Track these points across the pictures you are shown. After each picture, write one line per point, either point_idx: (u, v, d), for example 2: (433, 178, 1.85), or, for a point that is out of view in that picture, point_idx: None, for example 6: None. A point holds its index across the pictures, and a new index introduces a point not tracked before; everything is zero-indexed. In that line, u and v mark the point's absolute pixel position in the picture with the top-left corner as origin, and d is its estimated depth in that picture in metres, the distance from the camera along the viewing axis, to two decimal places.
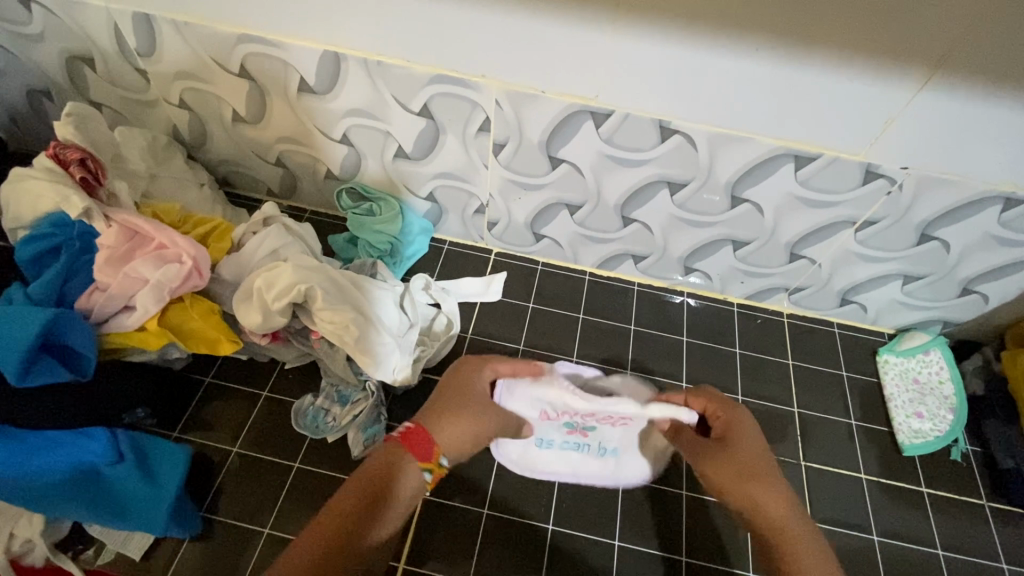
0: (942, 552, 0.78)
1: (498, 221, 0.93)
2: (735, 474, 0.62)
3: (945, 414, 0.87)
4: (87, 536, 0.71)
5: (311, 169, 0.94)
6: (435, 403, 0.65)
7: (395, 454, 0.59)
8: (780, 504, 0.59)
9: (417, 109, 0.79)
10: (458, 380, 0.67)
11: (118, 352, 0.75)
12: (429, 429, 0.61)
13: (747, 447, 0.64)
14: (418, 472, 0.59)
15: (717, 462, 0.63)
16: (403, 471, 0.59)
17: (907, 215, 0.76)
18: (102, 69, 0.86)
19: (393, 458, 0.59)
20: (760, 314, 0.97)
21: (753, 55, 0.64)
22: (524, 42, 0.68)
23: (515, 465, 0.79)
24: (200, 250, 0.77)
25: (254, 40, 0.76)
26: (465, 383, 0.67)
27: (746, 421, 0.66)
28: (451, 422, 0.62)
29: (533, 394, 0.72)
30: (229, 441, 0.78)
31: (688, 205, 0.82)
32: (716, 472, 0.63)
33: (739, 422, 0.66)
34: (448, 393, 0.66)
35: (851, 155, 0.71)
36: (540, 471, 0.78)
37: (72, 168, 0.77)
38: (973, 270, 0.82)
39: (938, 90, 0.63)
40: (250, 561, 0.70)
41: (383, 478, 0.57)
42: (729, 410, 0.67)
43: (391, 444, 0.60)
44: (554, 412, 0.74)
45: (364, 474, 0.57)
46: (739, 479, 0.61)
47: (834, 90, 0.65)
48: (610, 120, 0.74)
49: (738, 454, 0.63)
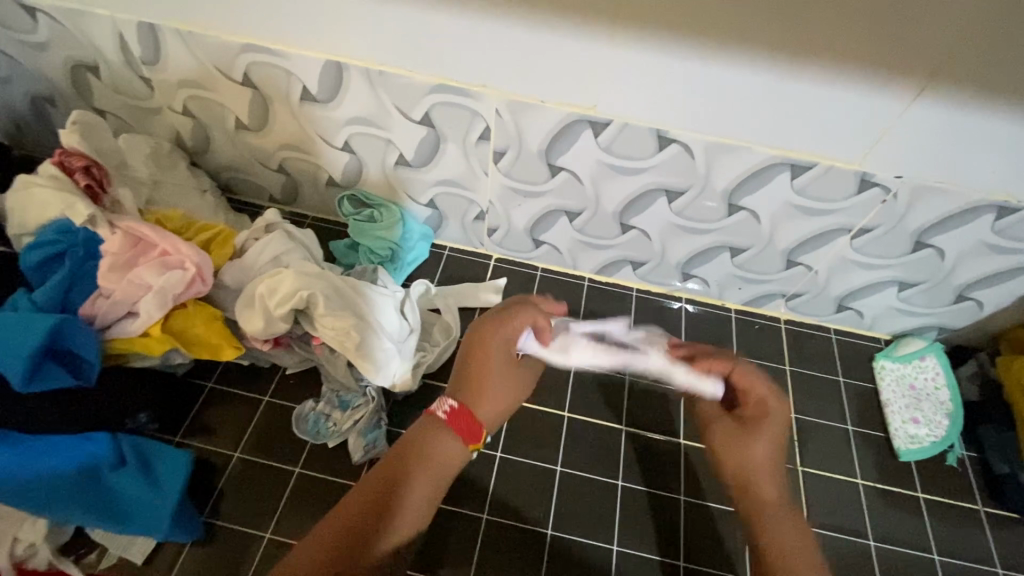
0: (938, 557, 0.79)
1: (499, 227, 0.94)
2: (747, 453, 0.65)
3: (941, 419, 0.88)
4: (90, 540, 0.72)
5: (313, 176, 0.95)
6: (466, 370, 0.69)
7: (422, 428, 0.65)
8: (774, 489, 0.63)
9: (418, 118, 0.80)
10: (481, 349, 0.69)
11: (121, 357, 0.75)
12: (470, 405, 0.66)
13: (771, 435, 0.66)
14: (461, 447, 0.65)
15: (730, 433, 0.67)
16: (440, 444, 0.64)
17: (902, 222, 0.77)
18: (107, 77, 0.87)
19: (421, 430, 0.64)
20: (757, 320, 0.98)
21: (748, 65, 0.65)
22: (524, 53, 0.70)
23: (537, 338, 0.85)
24: (203, 256, 0.78)
25: (257, 49, 0.77)
26: (494, 342, 0.69)
27: (784, 412, 0.67)
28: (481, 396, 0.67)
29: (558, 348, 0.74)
30: (231, 446, 0.79)
31: (686, 212, 0.82)
32: (734, 445, 0.66)
33: (776, 411, 0.67)
34: (472, 356, 0.69)
35: (847, 164, 0.72)
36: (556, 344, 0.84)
37: (77, 176, 0.79)
38: (968, 277, 0.82)
39: (932, 102, 0.64)
40: (251, 566, 0.71)
41: (414, 448, 0.63)
42: (776, 398, 0.67)
43: (422, 419, 0.65)
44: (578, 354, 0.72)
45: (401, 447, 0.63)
46: (749, 458, 0.65)
47: (829, 100, 0.66)
48: (609, 129, 0.74)
49: (762, 443, 0.66)
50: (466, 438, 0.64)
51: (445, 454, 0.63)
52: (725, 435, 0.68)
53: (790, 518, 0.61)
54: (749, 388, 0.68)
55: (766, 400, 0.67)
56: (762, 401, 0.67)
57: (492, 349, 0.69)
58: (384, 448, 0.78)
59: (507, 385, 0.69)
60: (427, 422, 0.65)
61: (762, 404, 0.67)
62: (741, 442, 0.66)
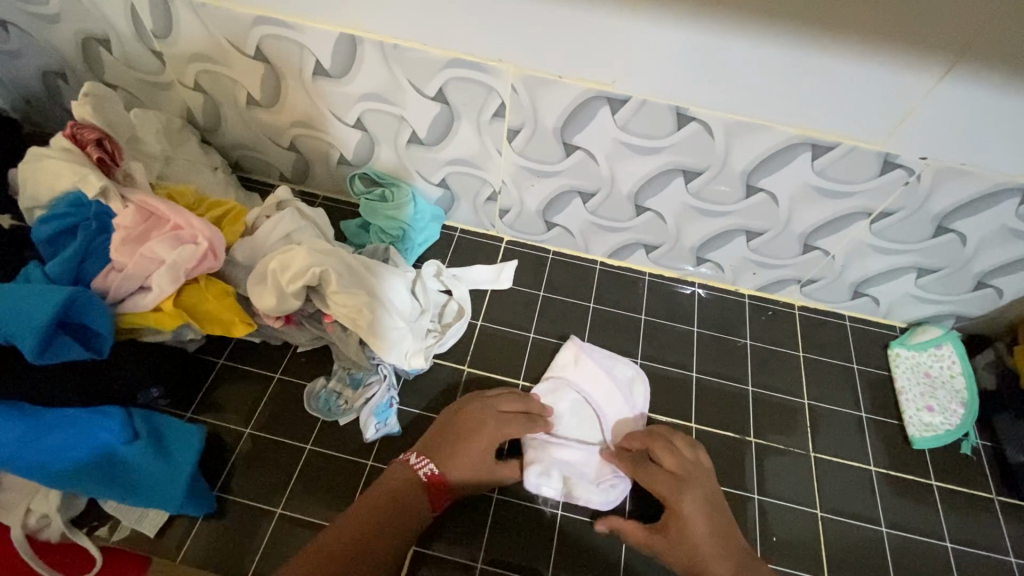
0: (949, 544, 0.78)
1: (511, 208, 0.93)
2: (693, 552, 0.66)
3: (956, 408, 0.87)
4: (102, 513, 0.72)
5: (324, 154, 0.94)
6: (447, 432, 0.73)
7: (395, 471, 0.69)
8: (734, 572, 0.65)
9: (432, 94, 0.79)
10: (464, 422, 0.74)
11: (133, 332, 0.76)
12: (445, 471, 0.70)
13: (702, 520, 0.68)
14: (422, 500, 0.68)
15: (676, 541, 0.68)
16: (404, 496, 0.67)
17: (925, 206, 0.75)
18: (118, 51, 0.86)
19: (391, 475, 0.69)
20: (771, 306, 0.97)
21: (772, 39, 0.63)
22: (543, 27, 0.68)
23: (629, 374, 0.86)
24: (215, 231, 0.77)
25: (271, 22, 0.76)
26: (480, 412, 0.74)
27: (698, 493, 0.70)
28: (455, 461, 0.71)
29: (562, 387, 0.83)
30: (242, 422, 0.79)
31: (703, 194, 0.81)
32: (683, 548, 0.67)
33: (694, 494, 0.70)
34: (448, 422, 0.74)
35: (869, 144, 0.70)
36: (632, 391, 0.85)
37: (89, 149, 0.78)
38: (988, 264, 0.81)
39: (964, 78, 0.62)
40: (262, 541, 0.71)
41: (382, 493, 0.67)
42: (686, 479, 0.71)
43: (394, 462, 0.71)
44: (557, 400, 0.82)
45: (374, 491, 0.67)
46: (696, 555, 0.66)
47: (854, 77, 0.64)
48: (626, 107, 0.73)
49: (690, 523, 0.68)
50: (436, 495, 0.69)
51: (413, 503, 0.67)
52: (672, 546, 0.68)
53: None
54: (661, 485, 0.71)
55: (682, 486, 0.70)
56: (670, 492, 0.70)
57: (475, 414, 0.74)
58: (394, 426, 0.79)
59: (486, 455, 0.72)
60: (398, 468, 0.70)
61: (674, 498, 0.70)
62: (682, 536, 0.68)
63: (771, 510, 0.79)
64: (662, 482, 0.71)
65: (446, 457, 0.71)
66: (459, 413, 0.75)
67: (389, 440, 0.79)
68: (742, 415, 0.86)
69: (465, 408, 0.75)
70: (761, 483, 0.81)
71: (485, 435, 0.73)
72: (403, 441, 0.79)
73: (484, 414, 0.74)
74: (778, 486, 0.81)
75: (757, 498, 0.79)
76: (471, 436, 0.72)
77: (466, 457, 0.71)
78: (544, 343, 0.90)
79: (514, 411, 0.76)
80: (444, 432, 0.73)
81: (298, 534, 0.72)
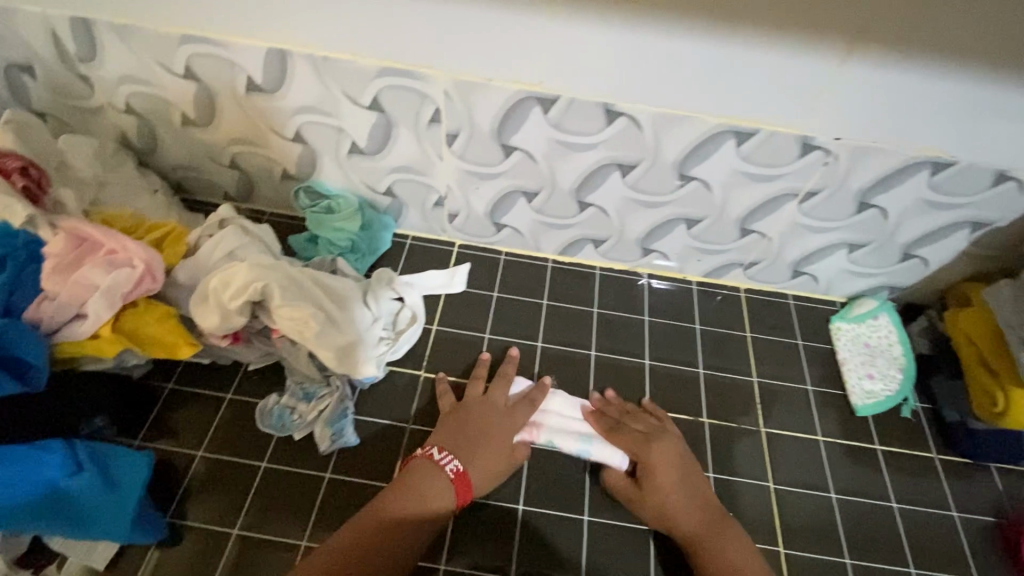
0: (896, 505, 0.82)
1: (458, 213, 0.94)
2: (664, 497, 0.74)
3: (895, 373, 0.91)
4: (50, 550, 0.70)
5: (266, 169, 0.93)
6: (462, 433, 0.76)
7: (420, 467, 0.72)
8: (704, 515, 0.73)
9: (368, 103, 0.79)
10: (475, 423, 0.77)
11: (70, 362, 0.73)
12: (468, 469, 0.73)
13: (667, 476, 0.75)
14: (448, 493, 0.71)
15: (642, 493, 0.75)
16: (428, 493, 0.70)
17: (846, 184, 0.79)
18: (43, 77, 0.84)
19: (418, 474, 0.71)
20: (719, 291, 1.00)
21: (682, 32, 0.67)
22: (467, 30, 0.70)
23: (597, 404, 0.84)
24: (153, 253, 0.76)
25: (196, 40, 0.76)
26: (486, 411, 0.79)
27: (666, 447, 0.78)
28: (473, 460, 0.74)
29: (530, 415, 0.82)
30: (193, 445, 0.78)
31: (640, 185, 0.83)
32: (652, 503, 0.74)
33: (658, 453, 0.77)
34: (454, 420, 0.78)
35: (787, 128, 0.74)
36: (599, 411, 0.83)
37: (13, 176, 0.76)
38: (911, 235, 0.86)
39: (862, 60, 0.66)
40: (220, 562, 0.70)
41: (406, 491, 0.70)
42: (617, 429, 0.80)
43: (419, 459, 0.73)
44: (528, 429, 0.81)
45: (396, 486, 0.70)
46: (666, 502, 0.73)
47: (763, 64, 0.68)
48: (556, 105, 0.75)
49: (658, 470, 0.76)
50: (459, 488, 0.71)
51: (439, 499, 0.70)
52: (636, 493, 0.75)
53: (718, 536, 0.71)
54: (629, 443, 0.78)
55: (642, 448, 0.78)
56: (642, 450, 0.77)
57: (484, 415, 0.78)
58: (351, 436, 0.78)
59: (499, 450, 0.76)
60: (421, 463, 0.73)
61: (646, 454, 0.77)
62: (659, 482, 0.75)
63: (728, 488, 0.81)
64: (630, 439, 0.79)
65: (464, 452, 0.74)
66: (467, 416, 0.78)
67: (347, 450, 0.78)
68: (696, 399, 0.88)
69: (473, 408, 0.79)
70: (717, 462, 0.83)
71: (496, 430, 0.77)
72: (359, 450, 0.79)
73: (494, 417, 0.79)
74: (733, 463, 0.83)
75: (714, 476, 0.82)
76: (488, 436, 0.76)
77: (480, 447, 0.75)
78: (499, 343, 0.91)
79: (518, 404, 0.81)
80: (455, 428, 0.77)
81: (256, 554, 0.70)
